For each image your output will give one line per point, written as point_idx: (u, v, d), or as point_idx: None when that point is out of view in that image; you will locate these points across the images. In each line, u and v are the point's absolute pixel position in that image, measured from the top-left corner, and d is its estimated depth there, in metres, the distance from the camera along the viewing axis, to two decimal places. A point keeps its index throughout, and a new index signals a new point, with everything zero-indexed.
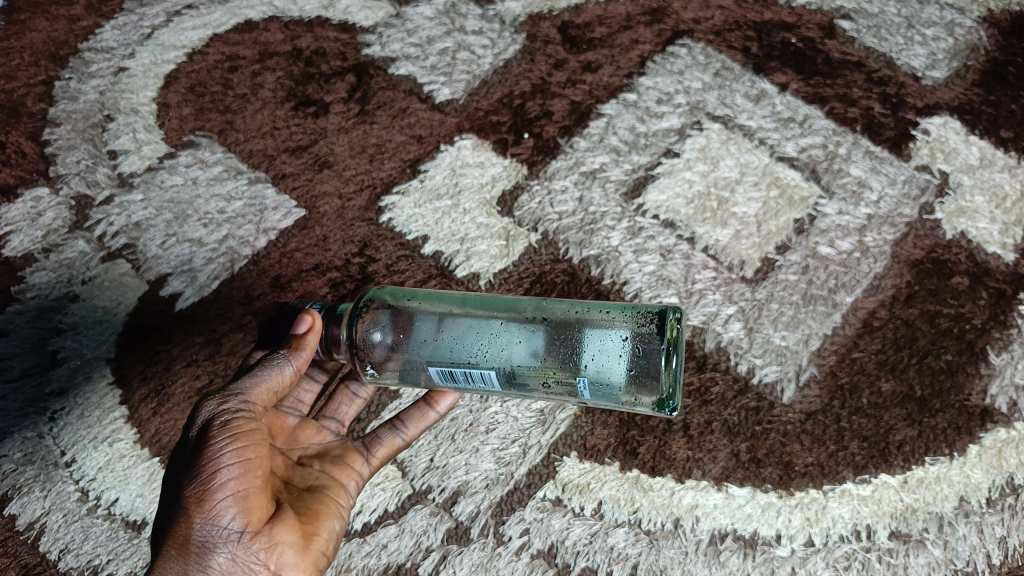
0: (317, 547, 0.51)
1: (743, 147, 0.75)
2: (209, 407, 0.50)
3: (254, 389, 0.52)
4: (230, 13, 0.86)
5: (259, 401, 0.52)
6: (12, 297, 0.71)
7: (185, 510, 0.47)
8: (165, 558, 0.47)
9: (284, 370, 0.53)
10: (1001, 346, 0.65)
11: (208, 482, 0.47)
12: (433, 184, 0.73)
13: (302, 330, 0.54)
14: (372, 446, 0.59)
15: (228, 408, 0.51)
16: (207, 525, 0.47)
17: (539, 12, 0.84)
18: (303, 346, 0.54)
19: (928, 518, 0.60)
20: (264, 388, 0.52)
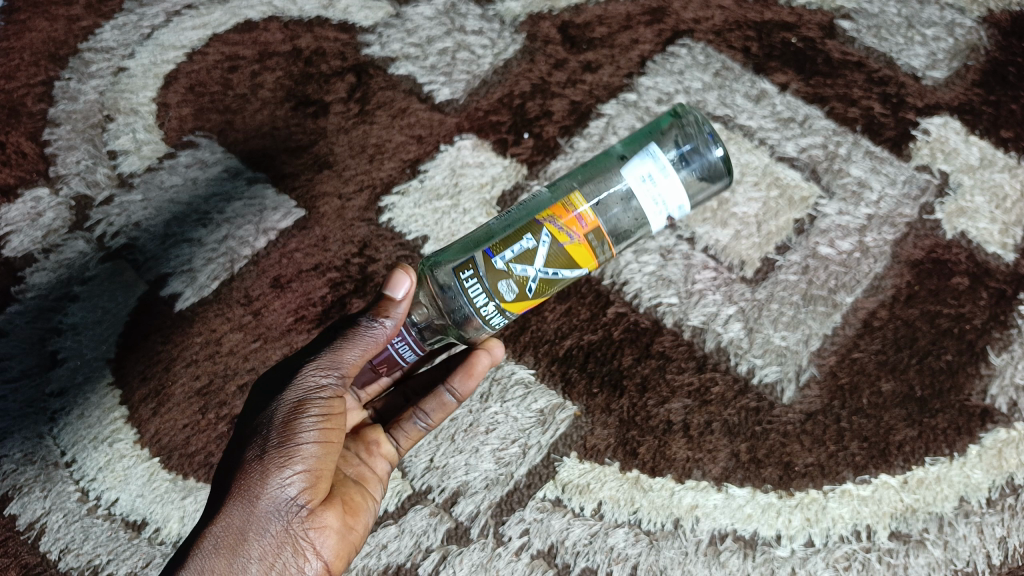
0: (353, 538, 0.55)
1: (743, 147, 0.74)
2: (305, 374, 0.55)
3: (343, 360, 0.56)
4: (230, 13, 0.86)
5: (349, 370, 0.56)
6: (12, 298, 0.71)
7: (260, 468, 0.51)
8: (225, 511, 0.51)
9: (377, 334, 0.56)
10: (1001, 346, 0.65)
11: (289, 450, 0.52)
12: (433, 184, 0.73)
13: (396, 293, 0.56)
14: (397, 434, 0.62)
15: (319, 380, 0.55)
16: (276, 488, 0.51)
17: (539, 12, 0.84)
18: (393, 313, 0.56)
19: (928, 519, 0.60)
20: (351, 356, 0.56)
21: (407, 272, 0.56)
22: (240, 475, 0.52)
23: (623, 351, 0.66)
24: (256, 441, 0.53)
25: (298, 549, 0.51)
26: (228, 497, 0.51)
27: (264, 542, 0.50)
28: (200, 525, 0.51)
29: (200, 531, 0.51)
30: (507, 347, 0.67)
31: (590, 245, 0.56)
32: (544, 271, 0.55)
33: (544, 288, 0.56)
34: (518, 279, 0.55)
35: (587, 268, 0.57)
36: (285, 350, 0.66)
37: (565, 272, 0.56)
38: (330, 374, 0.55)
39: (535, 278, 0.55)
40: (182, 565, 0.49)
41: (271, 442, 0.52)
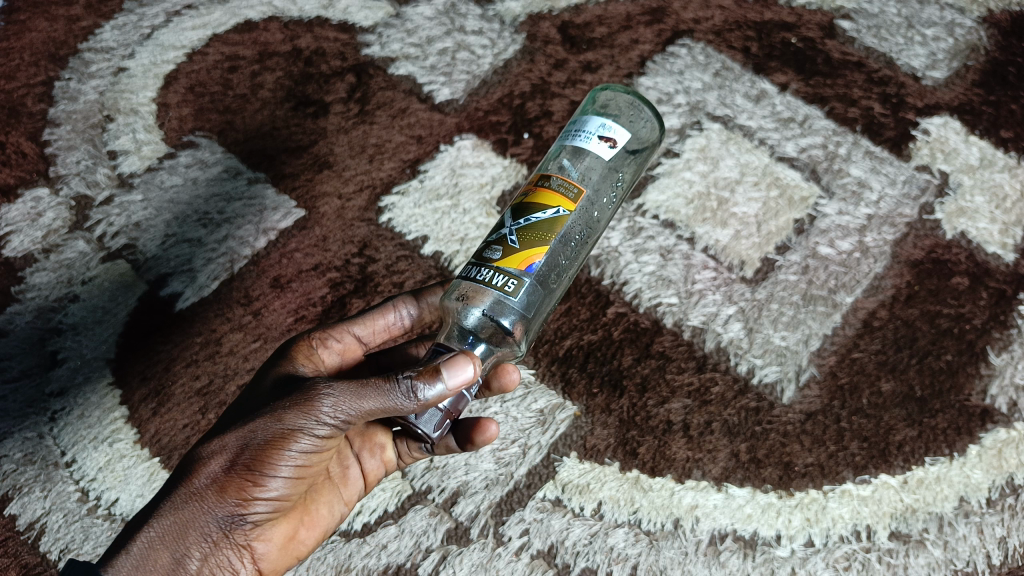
0: (296, 552, 0.55)
1: (743, 147, 0.75)
2: (312, 398, 0.49)
3: (358, 405, 0.48)
4: (230, 13, 0.86)
5: (355, 417, 0.49)
6: (12, 298, 0.71)
7: (226, 478, 0.48)
8: (176, 506, 0.48)
9: (400, 404, 0.47)
10: (1001, 346, 0.65)
11: (266, 472, 0.49)
12: (433, 184, 0.73)
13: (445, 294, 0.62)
14: (403, 446, 0.60)
15: (322, 414, 0.48)
16: (234, 502, 0.49)
17: (540, 12, 0.84)
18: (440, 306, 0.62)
19: (928, 519, 0.60)
20: (368, 407, 0.48)
21: (474, 361, 0.49)
22: (203, 476, 0.48)
23: (624, 350, 0.66)
24: (231, 448, 0.49)
25: (241, 558, 0.51)
26: (183, 493, 0.48)
27: (206, 545, 0.49)
28: (148, 506, 0.48)
29: (149, 514, 0.48)
30: None
31: (545, 186, 0.55)
32: (516, 224, 0.54)
33: (530, 235, 0.53)
34: (495, 240, 0.54)
35: (562, 206, 0.54)
36: None
37: (538, 214, 0.54)
38: (335, 413, 0.48)
39: (512, 233, 0.54)
40: (121, 547, 0.47)
41: (248, 458, 0.49)
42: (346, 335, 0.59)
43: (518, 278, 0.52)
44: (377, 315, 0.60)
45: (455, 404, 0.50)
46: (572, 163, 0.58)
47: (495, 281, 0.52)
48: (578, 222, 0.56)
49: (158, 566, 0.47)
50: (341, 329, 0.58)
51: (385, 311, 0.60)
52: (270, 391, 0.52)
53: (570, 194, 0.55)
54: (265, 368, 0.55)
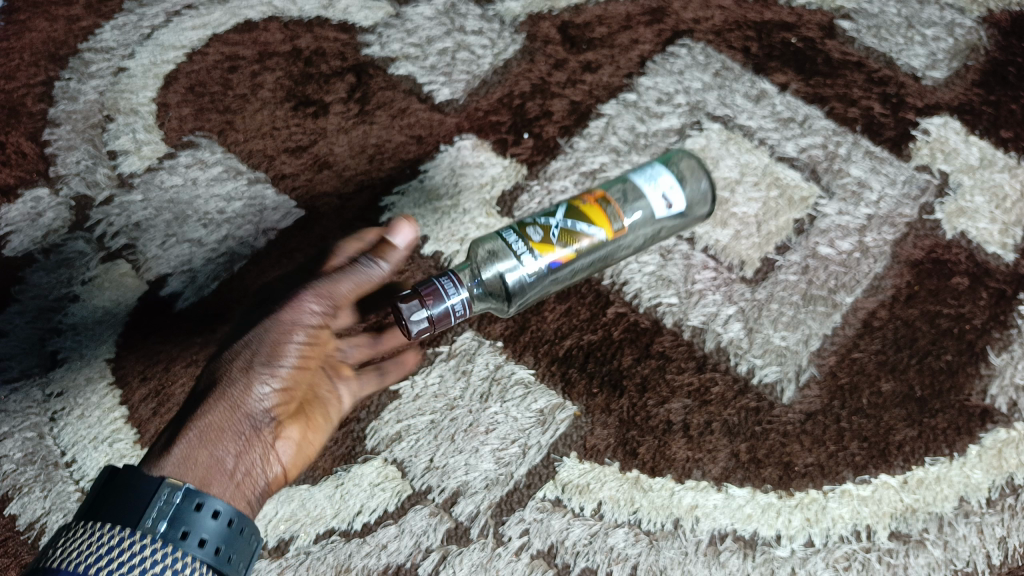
0: (310, 451, 0.57)
1: (743, 147, 0.74)
2: (296, 300, 0.57)
3: (336, 292, 0.58)
4: (230, 13, 0.86)
5: (337, 302, 0.58)
6: (12, 298, 0.70)
7: (242, 375, 0.53)
8: (205, 413, 0.51)
9: (370, 275, 0.60)
10: (1001, 346, 0.65)
11: (274, 366, 0.54)
12: (433, 184, 0.73)
13: (398, 239, 0.61)
14: (365, 376, 0.62)
15: (311, 307, 0.57)
16: (252, 395, 0.53)
17: (539, 12, 0.84)
18: (391, 255, 0.61)
19: (928, 519, 0.60)
20: (345, 291, 0.59)
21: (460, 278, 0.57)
22: (227, 378, 0.53)
23: (624, 350, 0.66)
24: (245, 350, 0.54)
25: (269, 453, 0.53)
26: (211, 398, 0.52)
27: (241, 441, 0.51)
28: (179, 421, 0.51)
29: (182, 423, 0.51)
30: (506, 347, 0.67)
31: (600, 206, 0.62)
32: (563, 222, 0.61)
33: (564, 235, 0.61)
34: (540, 223, 0.61)
35: (604, 229, 0.62)
36: None
37: (581, 221, 0.61)
38: (319, 303, 0.57)
39: (557, 227, 0.61)
40: (165, 451, 0.49)
41: (260, 351, 0.54)
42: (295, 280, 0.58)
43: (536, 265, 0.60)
44: (338, 280, 0.58)
45: (440, 319, 0.56)
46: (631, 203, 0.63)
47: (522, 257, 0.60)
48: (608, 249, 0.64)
49: (199, 462, 0.49)
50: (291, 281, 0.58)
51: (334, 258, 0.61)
52: (261, 309, 0.60)
53: (615, 225, 0.62)
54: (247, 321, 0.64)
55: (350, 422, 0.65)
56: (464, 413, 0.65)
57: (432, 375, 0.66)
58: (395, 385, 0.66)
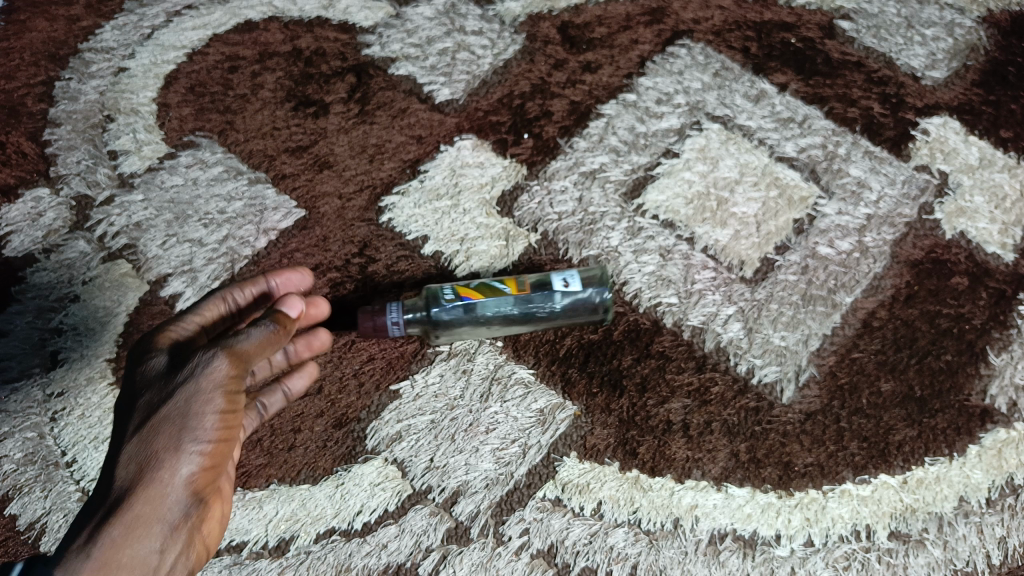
0: (224, 512, 0.55)
1: (743, 147, 0.75)
2: (209, 363, 0.51)
3: (249, 352, 0.53)
4: (231, 13, 0.86)
5: (246, 363, 0.53)
6: (12, 298, 0.71)
7: (164, 461, 0.48)
8: (128, 508, 0.47)
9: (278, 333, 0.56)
10: (1001, 346, 0.66)
11: (197, 448, 0.50)
12: (433, 184, 0.74)
13: (292, 311, 0.58)
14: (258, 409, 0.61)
15: (221, 369, 0.51)
16: (178, 480, 0.49)
17: (540, 12, 0.84)
18: (288, 324, 0.56)
19: (928, 519, 0.60)
20: (252, 351, 0.53)
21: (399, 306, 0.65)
22: (151, 467, 0.48)
23: (624, 351, 0.66)
24: (166, 434, 0.49)
25: (194, 533, 0.50)
26: (129, 493, 0.47)
27: (169, 532, 0.48)
28: (93, 517, 0.47)
29: (98, 521, 0.46)
30: (506, 346, 0.67)
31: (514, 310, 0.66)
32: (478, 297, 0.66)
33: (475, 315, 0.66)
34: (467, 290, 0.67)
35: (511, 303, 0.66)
36: None
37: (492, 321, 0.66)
38: (233, 365, 0.52)
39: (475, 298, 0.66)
40: (84, 554, 0.45)
41: (181, 424, 0.49)
42: (190, 321, 0.58)
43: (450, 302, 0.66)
44: (247, 341, 0.53)
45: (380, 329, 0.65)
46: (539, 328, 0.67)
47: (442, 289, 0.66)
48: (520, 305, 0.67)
49: (124, 564, 0.46)
50: (175, 321, 0.57)
51: (222, 300, 0.61)
52: (161, 371, 0.52)
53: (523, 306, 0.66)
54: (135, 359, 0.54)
55: (350, 422, 0.65)
56: (464, 413, 0.65)
57: (432, 374, 0.66)
58: (395, 385, 0.66)
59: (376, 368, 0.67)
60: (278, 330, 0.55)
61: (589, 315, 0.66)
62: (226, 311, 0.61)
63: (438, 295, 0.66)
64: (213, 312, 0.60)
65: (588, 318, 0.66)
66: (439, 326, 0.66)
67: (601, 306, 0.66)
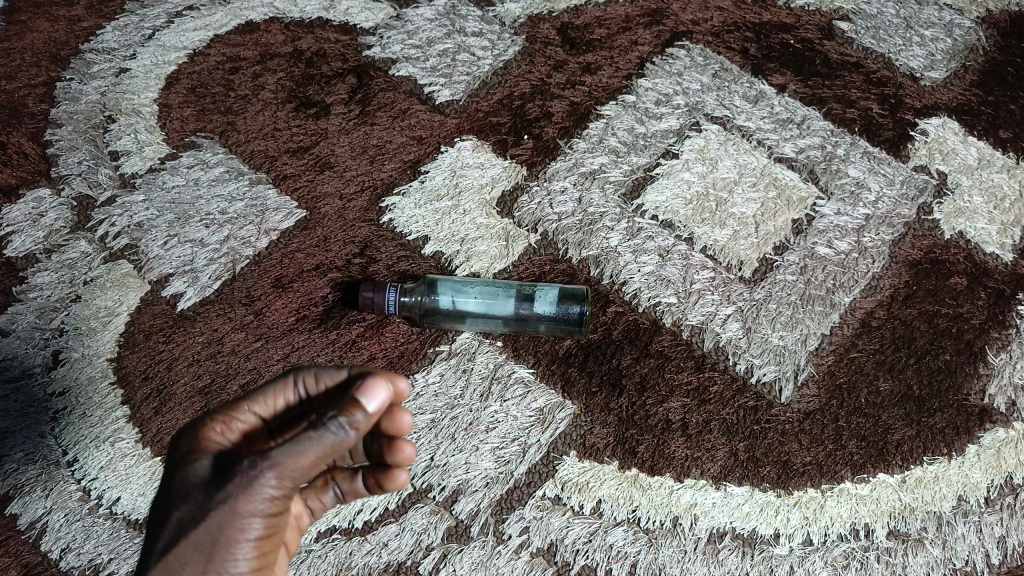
0: None
1: (741, 147, 0.75)
2: (248, 487, 0.41)
3: (297, 471, 0.41)
4: (231, 14, 0.86)
5: (304, 475, 0.42)
6: (14, 297, 0.71)
7: None
8: None
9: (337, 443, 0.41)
10: (1000, 346, 0.66)
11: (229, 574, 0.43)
12: (434, 184, 0.74)
13: (371, 403, 0.42)
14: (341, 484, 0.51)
15: (268, 491, 0.41)
16: None
17: (540, 13, 0.85)
18: (366, 420, 0.42)
19: (927, 518, 0.61)
20: (310, 465, 0.41)
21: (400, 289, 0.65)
22: None
23: (623, 350, 0.66)
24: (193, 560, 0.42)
25: None
26: None
27: None
28: None
29: None
30: (506, 346, 0.67)
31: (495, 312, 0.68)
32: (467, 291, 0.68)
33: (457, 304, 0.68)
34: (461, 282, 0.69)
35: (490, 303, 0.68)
36: (285, 350, 0.67)
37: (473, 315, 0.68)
38: (281, 485, 0.41)
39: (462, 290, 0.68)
40: None
41: (208, 554, 0.42)
42: (258, 405, 0.46)
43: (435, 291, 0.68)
44: (299, 453, 0.41)
45: (375, 305, 0.65)
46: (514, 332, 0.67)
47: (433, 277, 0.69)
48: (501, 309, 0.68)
49: None
50: (236, 408, 0.46)
51: (287, 386, 0.47)
52: (201, 480, 0.43)
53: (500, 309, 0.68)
54: (177, 452, 0.45)
55: None
56: (463, 412, 0.65)
57: (432, 374, 0.66)
58: None
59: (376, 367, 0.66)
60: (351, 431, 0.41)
61: (572, 327, 0.66)
62: (297, 400, 0.47)
63: (434, 283, 0.68)
64: (284, 397, 0.47)
65: (567, 327, 0.66)
66: (430, 314, 0.68)
67: (580, 318, 0.66)
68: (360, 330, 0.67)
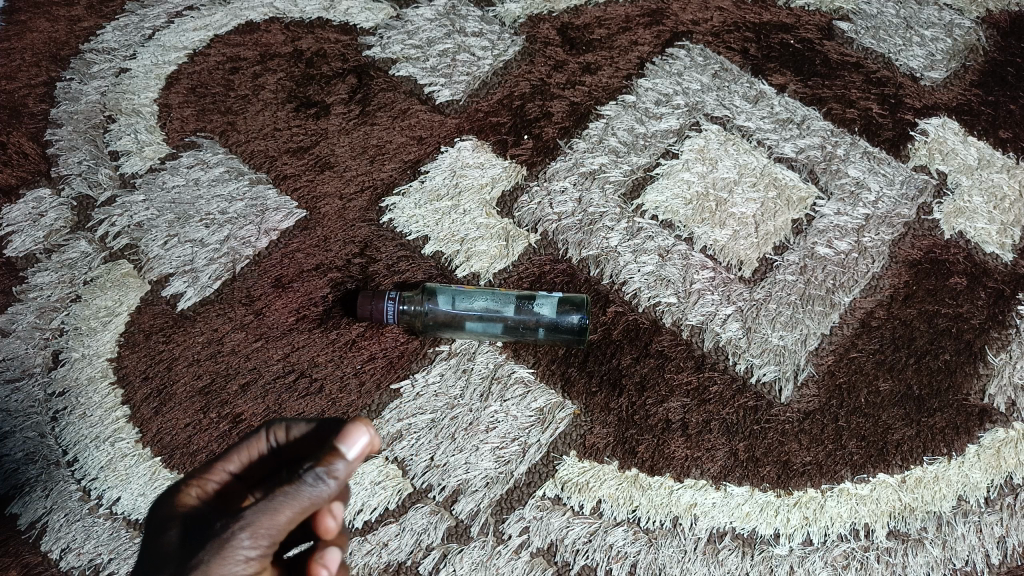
0: None
1: (741, 147, 0.75)
2: (226, 549, 0.41)
3: (276, 527, 0.41)
4: (232, 14, 0.86)
5: (282, 532, 0.42)
6: (14, 297, 0.71)
7: None
8: None
9: (315, 494, 0.42)
10: (999, 346, 0.66)
11: None
12: (434, 184, 0.74)
13: (350, 450, 0.42)
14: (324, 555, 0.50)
15: (247, 551, 0.41)
16: None
17: (540, 13, 0.85)
18: (345, 468, 0.42)
19: (926, 518, 0.61)
20: (287, 521, 0.41)
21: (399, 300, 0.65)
22: None
23: (623, 350, 0.66)
24: None
25: None
26: None
27: None
28: None
29: None
30: (506, 347, 0.67)
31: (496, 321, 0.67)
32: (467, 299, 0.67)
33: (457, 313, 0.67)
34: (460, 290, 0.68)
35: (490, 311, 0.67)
36: (285, 350, 0.67)
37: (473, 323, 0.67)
38: (260, 544, 0.41)
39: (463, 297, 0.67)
40: None
41: None
42: (233, 462, 0.46)
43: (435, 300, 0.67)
44: (277, 509, 0.41)
45: (376, 313, 0.65)
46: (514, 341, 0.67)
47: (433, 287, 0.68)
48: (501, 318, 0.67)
49: None
50: (212, 470, 0.46)
51: (260, 440, 0.47)
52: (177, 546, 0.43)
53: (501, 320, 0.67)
54: (154, 522, 0.44)
55: None
56: (463, 412, 0.65)
57: (432, 374, 0.66)
58: (395, 384, 0.66)
59: (376, 367, 0.67)
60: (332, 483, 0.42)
61: (571, 338, 0.66)
62: (270, 449, 0.47)
63: (434, 292, 0.67)
64: (258, 451, 0.47)
65: (567, 338, 0.66)
66: (430, 323, 0.67)
67: (580, 328, 0.66)
68: (360, 331, 0.67)
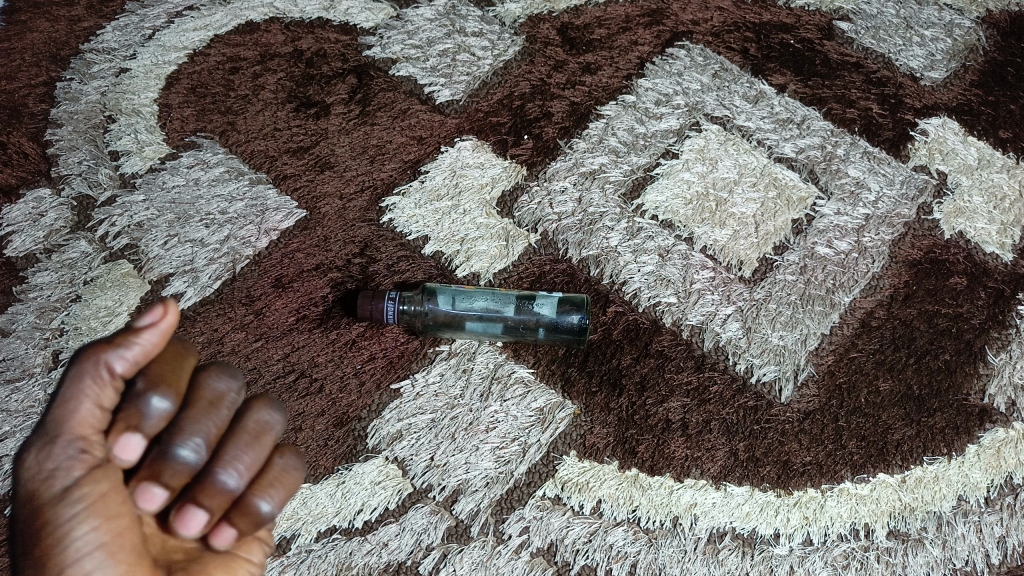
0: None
1: (742, 147, 0.75)
2: (34, 464, 0.41)
3: (78, 424, 0.41)
4: (232, 14, 0.86)
5: (90, 430, 0.41)
6: (14, 297, 0.71)
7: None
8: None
9: (104, 378, 0.41)
10: (1000, 346, 0.66)
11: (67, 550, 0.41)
12: (434, 184, 0.74)
13: (142, 323, 0.41)
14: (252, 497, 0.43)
15: (58, 457, 0.41)
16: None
17: (540, 13, 0.85)
18: (132, 343, 0.41)
19: (927, 518, 0.61)
20: (88, 415, 0.41)
21: (399, 300, 0.65)
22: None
23: (623, 350, 0.66)
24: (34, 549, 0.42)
25: None
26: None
27: None
28: None
29: None
30: (505, 346, 0.67)
31: (495, 321, 0.67)
32: (467, 300, 0.67)
33: (458, 313, 0.67)
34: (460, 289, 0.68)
35: (490, 312, 0.67)
36: (286, 350, 0.67)
37: (473, 324, 0.67)
38: (67, 446, 0.41)
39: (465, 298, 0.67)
40: None
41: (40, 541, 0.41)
42: None
43: (436, 301, 0.67)
44: (71, 405, 0.41)
45: (376, 312, 0.65)
46: (514, 342, 0.67)
47: (433, 287, 0.68)
48: (501, 318, 0.67)
49: None
50: None
51: None
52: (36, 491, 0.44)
53: (500, 319, 0.67)
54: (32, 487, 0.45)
55: (350, 421, 0.65)
56: (463, 413, 0.65)
57: (432, 374, 0.66)
58: (395, 384, 0.66)
59: (376, 367, 0.67)
60: (121, 362, 0.41)
61: (573, 338, 0.66)
62: None
63: (434, 292, 0.67)
64: None
65: (567, 338, 0.66)
66: (430, 324, 0.67)
67: (580, 328, 0.66)
68: (360, 331, 0.67)
